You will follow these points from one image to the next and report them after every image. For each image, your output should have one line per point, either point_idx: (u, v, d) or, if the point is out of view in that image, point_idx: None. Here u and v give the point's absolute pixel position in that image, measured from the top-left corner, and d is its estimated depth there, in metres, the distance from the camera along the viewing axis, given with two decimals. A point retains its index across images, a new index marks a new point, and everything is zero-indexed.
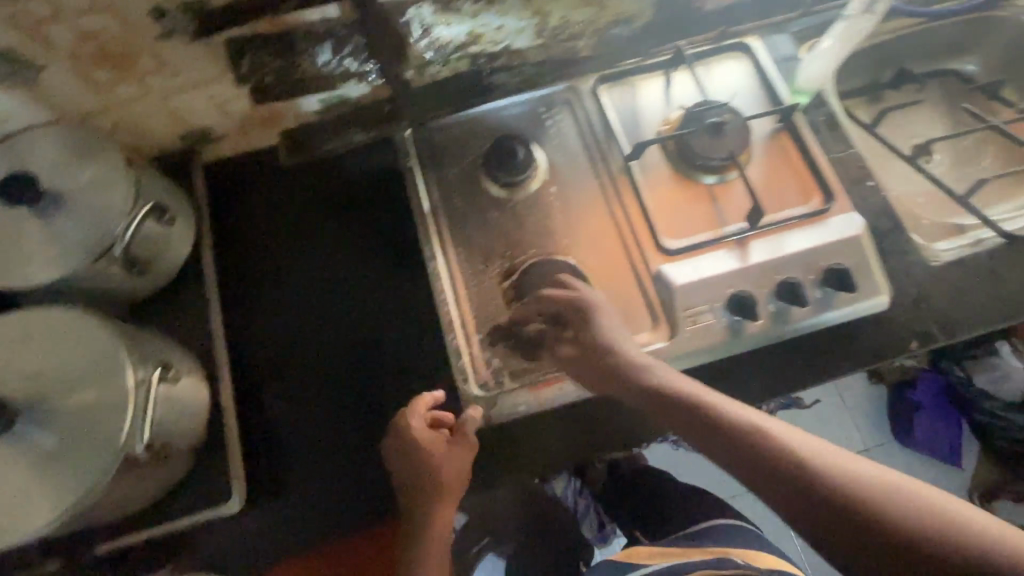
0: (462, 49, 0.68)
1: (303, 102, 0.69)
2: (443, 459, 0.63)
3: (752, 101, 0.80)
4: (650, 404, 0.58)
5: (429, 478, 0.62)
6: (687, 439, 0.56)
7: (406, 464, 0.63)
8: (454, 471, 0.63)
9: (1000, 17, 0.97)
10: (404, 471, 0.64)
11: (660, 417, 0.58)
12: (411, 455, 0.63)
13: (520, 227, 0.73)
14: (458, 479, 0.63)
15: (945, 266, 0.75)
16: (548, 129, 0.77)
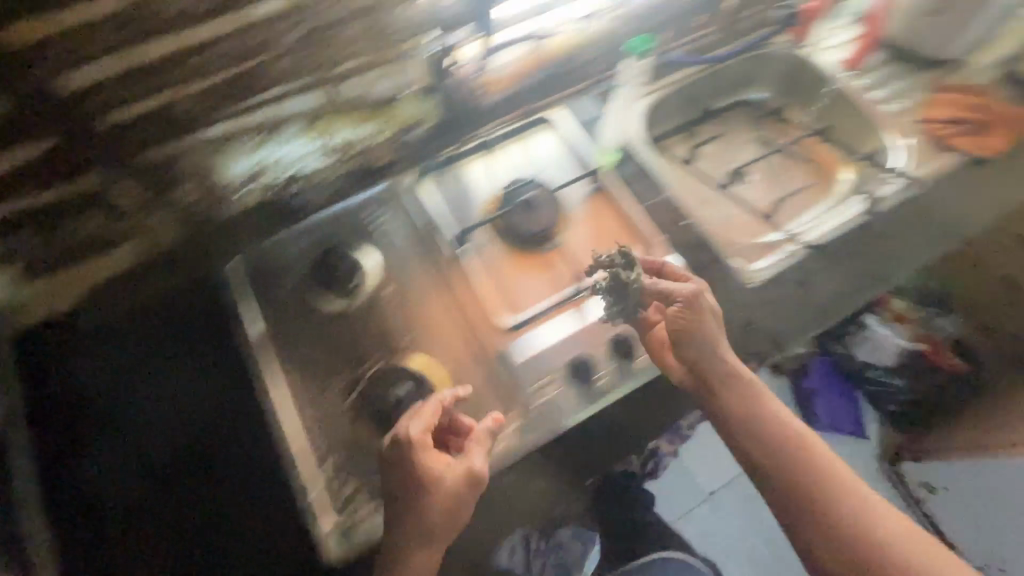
0: (250, 183, 0.66)
1: (93, 260, 0.66)
2: (447, 483, 0.61)
3: (566, 167, 0.85)
4: (737, 405, 0.72)
5: (426, 505, 0.60)
6: (757, 438, 0.71)
7: (412, 485, 0.60)
8: (451, 500, 0.60)
9: (769, 52, 1.10)
10: (403, 492, 0.61)
11: (741, 417, 0.72)
12: (415, 468, 0.60)
13: (358, 337, 0.73)
14: (454, 512, 0.61)
15: (762, 285, 0.82)
16: (372, 234, 0.78)
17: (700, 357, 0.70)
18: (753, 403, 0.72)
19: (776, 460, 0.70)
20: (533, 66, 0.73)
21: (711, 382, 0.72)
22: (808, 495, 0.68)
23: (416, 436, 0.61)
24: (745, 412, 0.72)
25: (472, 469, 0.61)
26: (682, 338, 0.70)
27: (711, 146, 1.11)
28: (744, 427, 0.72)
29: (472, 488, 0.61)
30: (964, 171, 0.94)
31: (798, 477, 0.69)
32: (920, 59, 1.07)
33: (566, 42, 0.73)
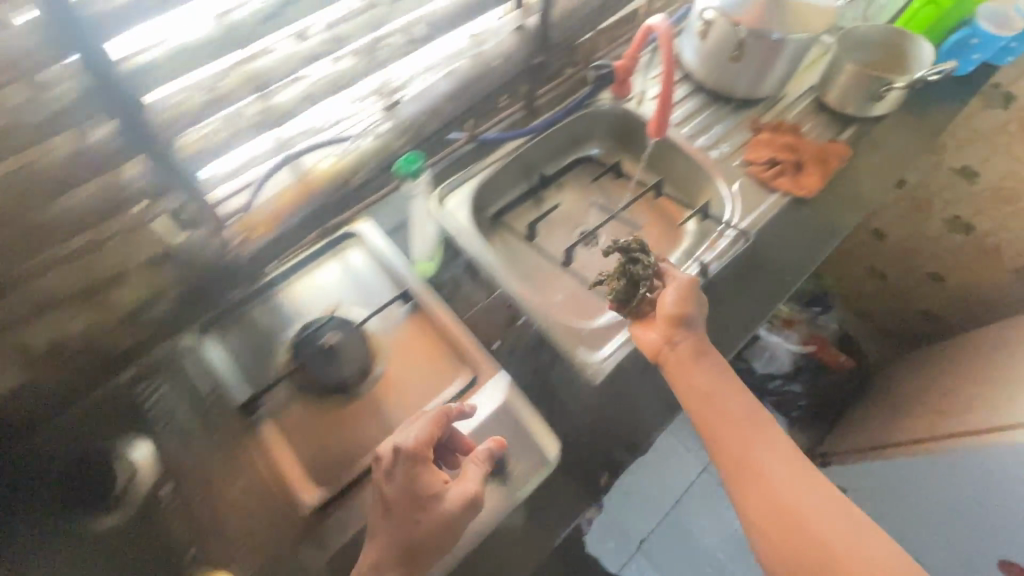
0: None
1: None
2: (444, 503, 0.58)
3: (376, 287, 0.77)
4: (702, 385, 0.71)
5: (421, 521, 0.57)
6: (712, 421, 0.70)
7: (403, 499, 0.57)
8: (444, 522, 0.57)
9: (592, 111, 1.08)
10: (392, 507, 0.57)
11: (702, 400, 0.71)
12: (414, 481, 0.58)
13: (131, 559, 0.58)
14: (442, 533, 0.58)
15: (608, 378, 0.78)
16: (148, 413, 0.65)
17: (692, 325, 0.75)
18: (719, 380, 0.72)
19: (735, 438, 0.68)
20: (304, 198, 0.63)
21: (684, 358, 0.73)
22: (759, 478, 0.66)
23: (415, 448, 0.58)
24: (710, 387, 0.71)
25: (469, 492, 0.59)
26: (677, 316, 0.74)
27: (555, 213, 1.07)
28: (705, 402, 0.71)
29: (467, 511, 0.59)
30: (788, 213, 0.96)
31: (751, 457, 0.67)
32: (735, 100, 1.08)
33: (338, 164, 0.64)
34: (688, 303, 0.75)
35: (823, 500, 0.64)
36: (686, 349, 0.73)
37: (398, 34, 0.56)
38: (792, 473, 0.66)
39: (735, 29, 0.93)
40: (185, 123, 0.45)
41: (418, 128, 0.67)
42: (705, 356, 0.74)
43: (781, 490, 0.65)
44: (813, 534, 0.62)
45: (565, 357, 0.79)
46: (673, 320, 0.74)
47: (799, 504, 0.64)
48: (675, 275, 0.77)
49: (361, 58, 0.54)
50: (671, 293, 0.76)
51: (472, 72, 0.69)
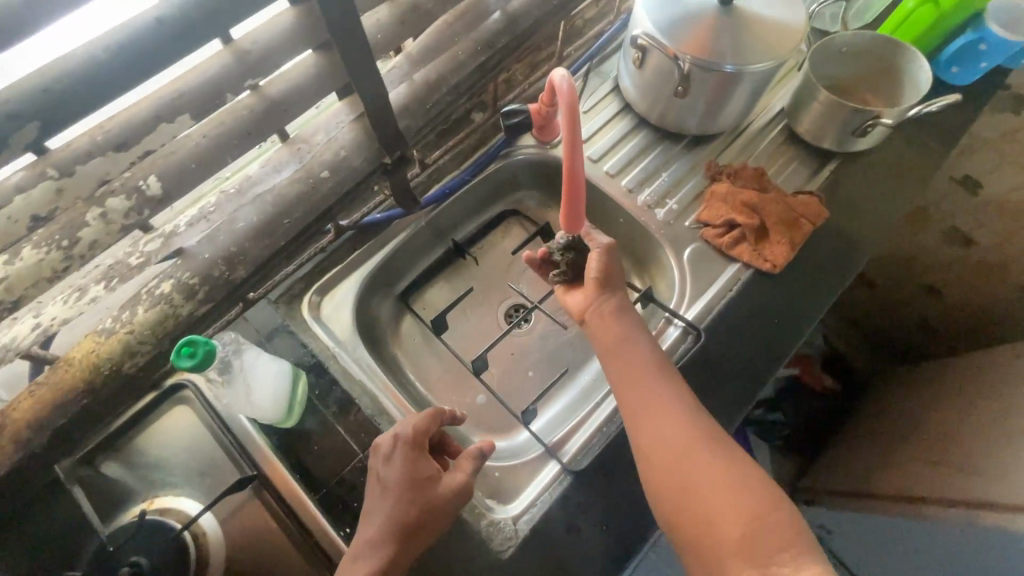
0: None
1: None
2: (439, 488, 0.58)
3: (213, 461, 0.61)
4: (611, 341, 0.68)
5: (411, 502, 0.56)
6: (616, 369, 0.66)
7: (402, 483, 0.57)
8: (435, 506, 0.57)
9: (511, 160, 0.88)
10: (389, 487, 0.57)
11: (615, 354, 0.67)
12: (412, 463, 0.58)
13: None
14: (434, 517, 0.57)
15: (523, 546, 0.63)
16: None
17: (613, 285, 0.71)
18: (631, 333, 0.68)
19: (637, 388, 0.64)
20: (55, 405, 0.45)
21: (605, 315, 0.69)
22: (658, 417, 0.62)
23: (415, 434, 0.59)
24: (625, 338, 0.67)
25: (461, 483, 0.59)
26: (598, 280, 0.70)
27: (473, 290, 0.88)
28: (618, 352, 0.67)
29: (458, 500, 0.59)
30: (752, 290, 0.76)
31: (653, 396, 0.63)
32: (687, 135, 0.88)
33: (99, 347, 0.46)
34: (613, 265, 0.71)
35: (715, 442, 0.61)
36: (609, 307, 0.70)
37: (112, 198, 0.36)
38: (686, 415, 0.62)
39: (676, 62, 0.72)
40: None
41: (217, 281, 0.48)
42: (630, 311, 0.69)
43: (675, 426, 0.61)
44: (697, 472, 0.59)
45: (467, 520, 0.64)
46: (600, 281, 0.70)
47: (691, 443, 0.60)
48: (599, 240, 0.72)
49: (47, 252, 0.34)
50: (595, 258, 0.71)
51: (288, 194, 0.49)
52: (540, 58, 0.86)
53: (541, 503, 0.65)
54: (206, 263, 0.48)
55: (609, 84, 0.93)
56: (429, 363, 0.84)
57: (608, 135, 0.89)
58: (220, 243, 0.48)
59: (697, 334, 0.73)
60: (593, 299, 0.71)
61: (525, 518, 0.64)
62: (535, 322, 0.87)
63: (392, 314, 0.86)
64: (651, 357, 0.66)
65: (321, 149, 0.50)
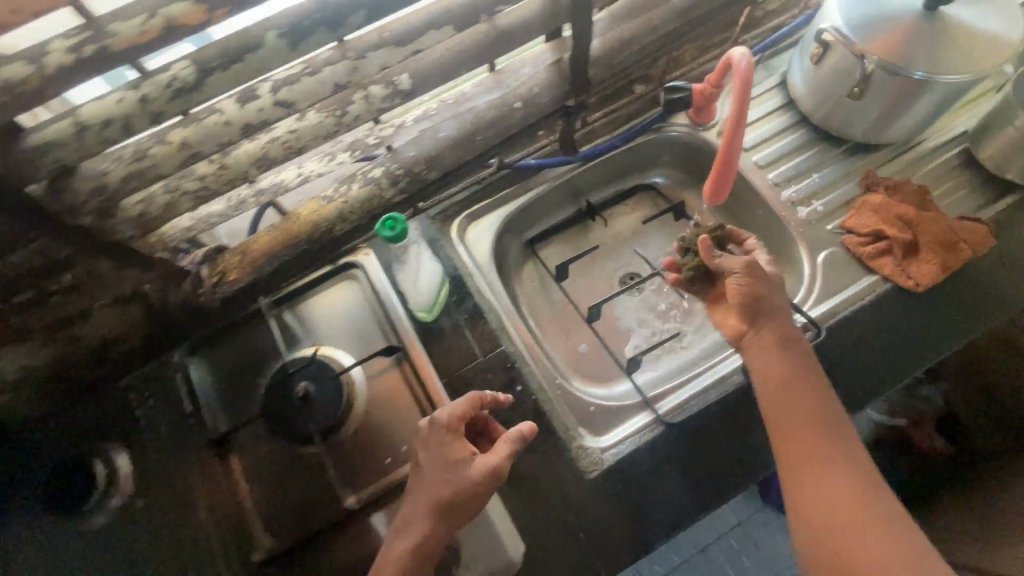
0: None
1: None
2: (469, 471, 0.58)
3: (367, 330, 0.73)
4: (778, 380, 0.62)
5: (442, 485, 0.57)
6: (774, 410, 0.62)
7: (435, 464, 0.59)
8: (465, 491, 0.57)
9: (659, 136, 0.92)
10: (427, 469, 0.59)
11: (781, 391, 0.62)
12: (447, 448, 0.59)
13: (87, 567, 0.61)
14: (468, 500, 0.58)
15: (607, 474, 0.68)
16: (135, 427, 0.67)
17: (767, 318, 0.65)
18: (798, 378, 0.62)
19: (796, 430, 0.60)
20: (283, 243, 0.59)
21: (764, 352, 0.64)
22: (821, 469, 0.57)
23: (450, 419, 0.60)
24: (791, 379, 0.62)
25: (492, 467, 0.59)
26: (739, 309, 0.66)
27: (595, 250, 0.94)
28: (784, 390, 0.62)
29: (489, 484, 0.58)
30: (885, 304, 0.75)
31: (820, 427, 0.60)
32: (848, 141, 0.86)
33: (321, 209, 0.58)
34: (760, 284, 0.65)
35: (884, 511, 0.54)
36: (770, 336, 0.64)
37: (377, 86, 0.47)
38: (849, 473, 0.57)
39: (860, 61, 0.71)
40: (135, 179, 0.41)
41: (416, 176, 0.59)
42: (790, 348, 0.64)
43: (838, 481, 0.56)
44: (853, 531, 0.53)
45: (561, 439, 0.69)
46: (749, 307, 0.65)
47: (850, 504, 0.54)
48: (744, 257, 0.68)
49: (326, 117, 0.46)
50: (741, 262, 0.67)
51: (485, 116, 0.58)
52: (712, 43, 0.90)
53: (630, 442, 0.69)
54: (411, 160, 0.58)
55: (776, 79, 0.93)
56: (542, 304, 0.91)
57: (764, 128, 0.89)
58: (424, 144, 0.58)
59: (818, 331, 0.73)
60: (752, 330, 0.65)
61: (615, 449, 0.69)
62: (649, 291, 0.90)
63: (518, 255, 0.94)
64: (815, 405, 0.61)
65: (521, 83, 0.58)
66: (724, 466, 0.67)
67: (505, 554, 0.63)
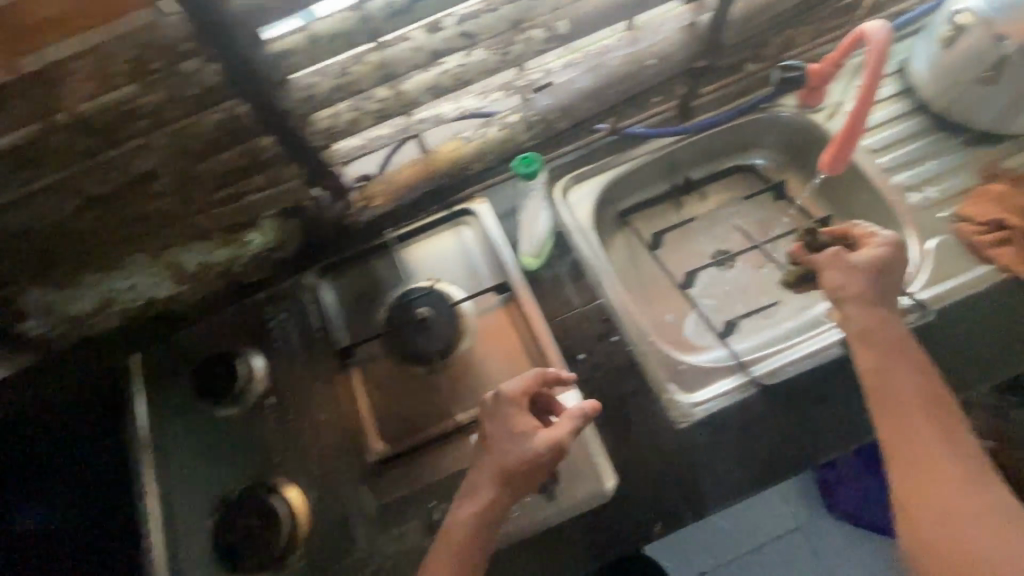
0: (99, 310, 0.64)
1: None
2: (531, 444, 0.62)
3: (478, 273, 0.79)
4: (879, 368, 0.64)
5: (507, 454, 0.61)
6: (874, 398, 0.63)
7: (502, 435, 0.63)
8: (529, 461, 0.61)
9: (766, 115, 0.93)
10: (493, 439, 0.63)
11: (881, 380, 0.63)
12: (511, 420, 0.63)
13: (235, 444, 0.72)
14: (530, 470, 0.61)
15: (695, 426, 0.71)
16: (271, 335, 0.77)
17: (871, 309, 0.67)
18: (899, 367, 0.64)
19: (897, 418, 0.61)
20: (423, 176, 0.65)
21: (864, 342, 0.66)
22: (922, 454, 0.59)
23: (514, 393, 0.64)
24: (892, 368, 0.64)
25: (553, 441, 0.61)
26: (848, 302, 0.68)
27: (689, 224, 0.96)
28: (881, 380, 0.63)
29: (550, 456, 0.61)
30: (998, 295, 0.73)
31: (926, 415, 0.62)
32: (970, 130, 0.84)
33: (461, 148, 0.64)
34: (884, 273, 0.69)
35: (989, 497, 0.56)
36: (873, 326, 0.66)
37: (537, 29, 0.52)
38: (953, 459, 0.59)
39: (995, 42, 0.71)
40: (335, 93, 0.49)
41: (548, 123, 0.64)
42: (895, 338, 0.65)
43: (940, 467, 0.58)
44: (955, 516, 0.56)
45: (653, 390, 0.72)
46: (866, 296, 0.68)
47: (953, 490, 0.57)
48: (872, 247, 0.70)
49: (491, 55, 0.53)
50: (869, 253, 0.69)
51: (619, 70, 0.62)
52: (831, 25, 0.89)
53: (720, 400, 0.72)
54: (547, 108, 0.63)
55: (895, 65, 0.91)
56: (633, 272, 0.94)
57: (879, 112, 0.88)
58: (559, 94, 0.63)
59: (923, 314, 0.72)
60: (858, 324, 0.67)
61: (707, 404, 0.72)
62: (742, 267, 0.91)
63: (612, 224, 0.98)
64: (919, 393, 0.62)
65: (656, 41, 0.62)
66: (814, 431, 0.69)
67: (601, 484, 0.67)
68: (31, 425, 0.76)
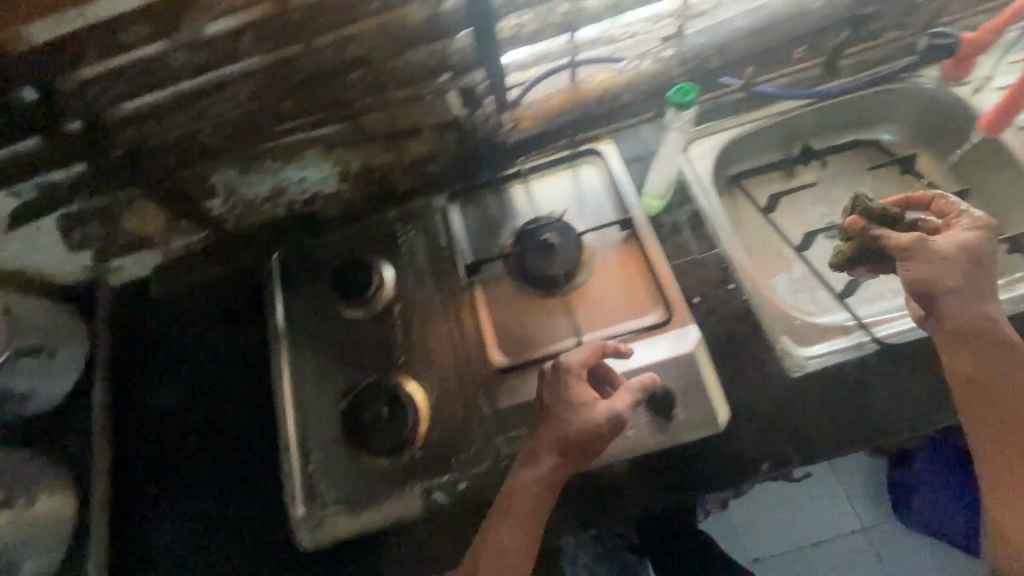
0: (271, 199, 0.73)
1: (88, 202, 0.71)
2: (592, 413, 0.63)
3: (602, 209, 0.81)
4: (970, 365, 0.63)
5: (568, 422, 0.63)
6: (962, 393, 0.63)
7: (562, 404, 0.65)
8: (589, 431, 0.63)
9: (902, 87, 0.90)
10: (553, 408, 0.65)
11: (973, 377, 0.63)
12: (572, 389, 0.65)
13: (363, 344, 0.78)
14: (591, 439, 0.63)
15: (810, 376, 0.71)
16: (402, 250, 0.82)
17: (959, 307, 0.64)
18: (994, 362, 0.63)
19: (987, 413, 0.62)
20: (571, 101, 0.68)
21: (951, 340, 0.64)
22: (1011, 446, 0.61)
23: (577, 364, 0.65)
24: (985, 365, 0.63)
25: (615, 410, 0.63)
26: (942, 296, 0.63)
27: (803, 194, 0.96)
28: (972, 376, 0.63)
29: (610, 427, 0.63)
30: None
31: (1006, 410, 0.62)
32: None
33: (613, 77, 0.67)
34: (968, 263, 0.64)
35: None
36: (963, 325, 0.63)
37: None
38: None
39: None
40: None
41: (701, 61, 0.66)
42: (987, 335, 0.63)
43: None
44: None
45: (768, 338, 0.73)
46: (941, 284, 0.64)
47: None
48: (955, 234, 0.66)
49: None
50: (954, 238, 0.64)
51: (780, 12, 0.64)
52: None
53: (835, 356, 0.72)
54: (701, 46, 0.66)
55: None
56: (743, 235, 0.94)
57: None
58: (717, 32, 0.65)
59: None
60: (954, 320, 0.63)
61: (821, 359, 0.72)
62: None
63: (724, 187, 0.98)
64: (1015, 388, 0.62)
65: None
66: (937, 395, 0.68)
67: (713, 416, 0.67)
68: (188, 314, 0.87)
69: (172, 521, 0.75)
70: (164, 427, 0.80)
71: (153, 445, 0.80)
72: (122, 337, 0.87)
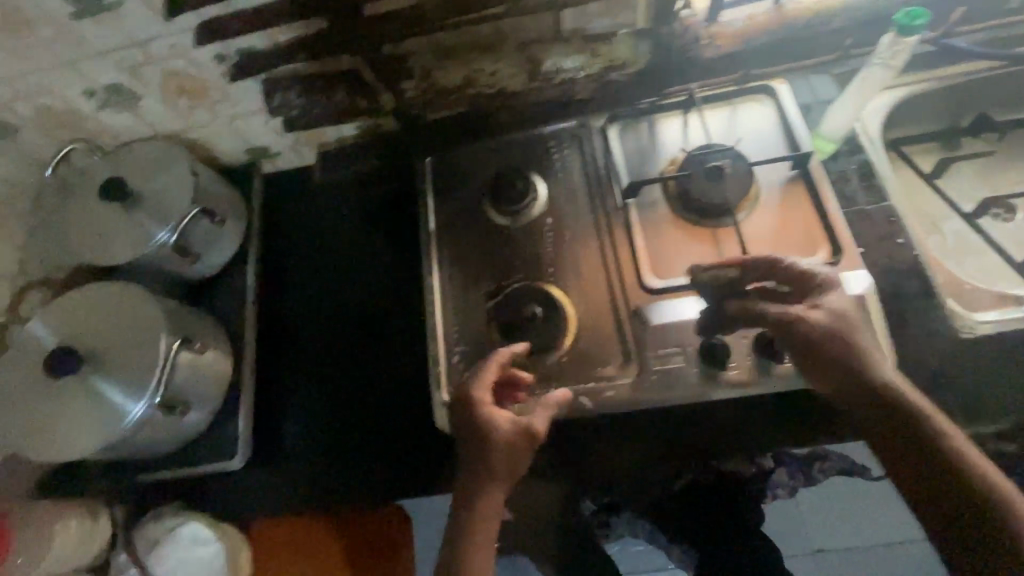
0: (460, 90, 0.78)
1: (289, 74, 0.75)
2: (496, 439, 0.62)
3: (770, 147, 0.78)
4: (871, 423, 0.59)
5: (488, 454, 0.62)
6: (891, 459, 0.58)
7: (471, 437, 0.63)
8: (504, 456, 0.62)
9: None
10: (469, 441, 0.64)
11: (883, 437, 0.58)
12: (480, 420, 0.63)
13: (511, 253, 0.78)
14: (514, 463, 0.63)
15: (980, 340, 0.68)
16: (555, 166, 0.81)
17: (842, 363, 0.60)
18: (891, 422, 0.58)
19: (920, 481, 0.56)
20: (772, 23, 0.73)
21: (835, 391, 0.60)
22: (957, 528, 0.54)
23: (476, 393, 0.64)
24: (895, 425, 0.58)
25: (523, 431, 0.63)
26: (831, 357, 0.60)
27: (968, 167, 0.90)
28: (895, 440, 0.58)
29: (515, 447, 0.63)
30: None
31: (937, 483, 0.55)
32: None
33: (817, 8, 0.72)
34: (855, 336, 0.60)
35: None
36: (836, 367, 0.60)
37: None
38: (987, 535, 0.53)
39: None
40: None
41: None
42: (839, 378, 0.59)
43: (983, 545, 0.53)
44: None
45: (938, 297, 0.70)
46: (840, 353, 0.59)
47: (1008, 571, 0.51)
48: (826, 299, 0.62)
49: None
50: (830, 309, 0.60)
51: None
52: None
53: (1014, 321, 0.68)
54: None
55: None
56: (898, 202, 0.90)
57: None
58: None
59: None
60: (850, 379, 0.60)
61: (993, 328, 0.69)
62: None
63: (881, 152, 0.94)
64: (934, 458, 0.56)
65: None
66: None
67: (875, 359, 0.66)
68: (336, 209, 0.91)
69: (309, 398, 0.80)
70: (309, 309, 0.85)
71: (300, 325, 0.85)
72: (274, 221, 0.92)
